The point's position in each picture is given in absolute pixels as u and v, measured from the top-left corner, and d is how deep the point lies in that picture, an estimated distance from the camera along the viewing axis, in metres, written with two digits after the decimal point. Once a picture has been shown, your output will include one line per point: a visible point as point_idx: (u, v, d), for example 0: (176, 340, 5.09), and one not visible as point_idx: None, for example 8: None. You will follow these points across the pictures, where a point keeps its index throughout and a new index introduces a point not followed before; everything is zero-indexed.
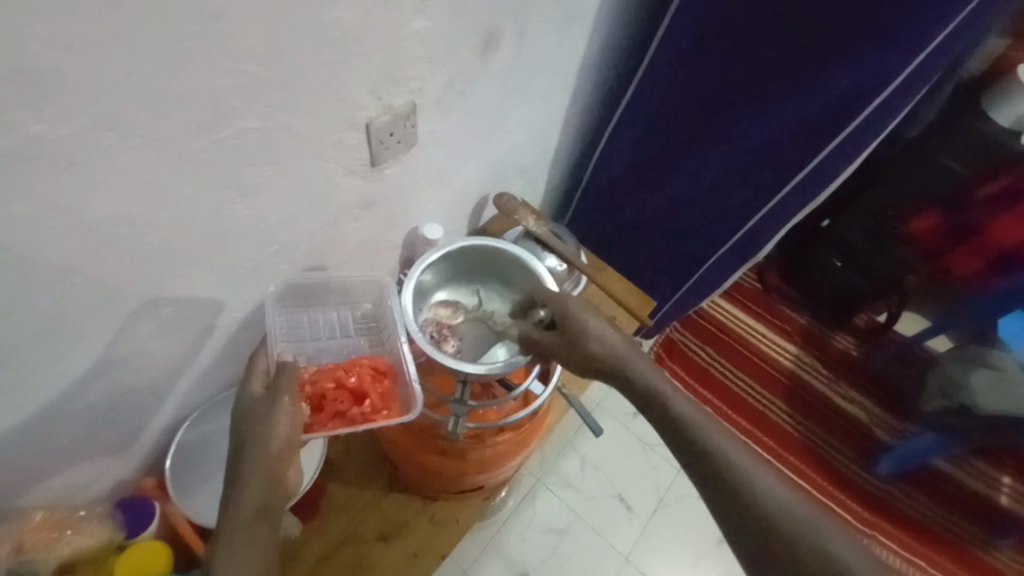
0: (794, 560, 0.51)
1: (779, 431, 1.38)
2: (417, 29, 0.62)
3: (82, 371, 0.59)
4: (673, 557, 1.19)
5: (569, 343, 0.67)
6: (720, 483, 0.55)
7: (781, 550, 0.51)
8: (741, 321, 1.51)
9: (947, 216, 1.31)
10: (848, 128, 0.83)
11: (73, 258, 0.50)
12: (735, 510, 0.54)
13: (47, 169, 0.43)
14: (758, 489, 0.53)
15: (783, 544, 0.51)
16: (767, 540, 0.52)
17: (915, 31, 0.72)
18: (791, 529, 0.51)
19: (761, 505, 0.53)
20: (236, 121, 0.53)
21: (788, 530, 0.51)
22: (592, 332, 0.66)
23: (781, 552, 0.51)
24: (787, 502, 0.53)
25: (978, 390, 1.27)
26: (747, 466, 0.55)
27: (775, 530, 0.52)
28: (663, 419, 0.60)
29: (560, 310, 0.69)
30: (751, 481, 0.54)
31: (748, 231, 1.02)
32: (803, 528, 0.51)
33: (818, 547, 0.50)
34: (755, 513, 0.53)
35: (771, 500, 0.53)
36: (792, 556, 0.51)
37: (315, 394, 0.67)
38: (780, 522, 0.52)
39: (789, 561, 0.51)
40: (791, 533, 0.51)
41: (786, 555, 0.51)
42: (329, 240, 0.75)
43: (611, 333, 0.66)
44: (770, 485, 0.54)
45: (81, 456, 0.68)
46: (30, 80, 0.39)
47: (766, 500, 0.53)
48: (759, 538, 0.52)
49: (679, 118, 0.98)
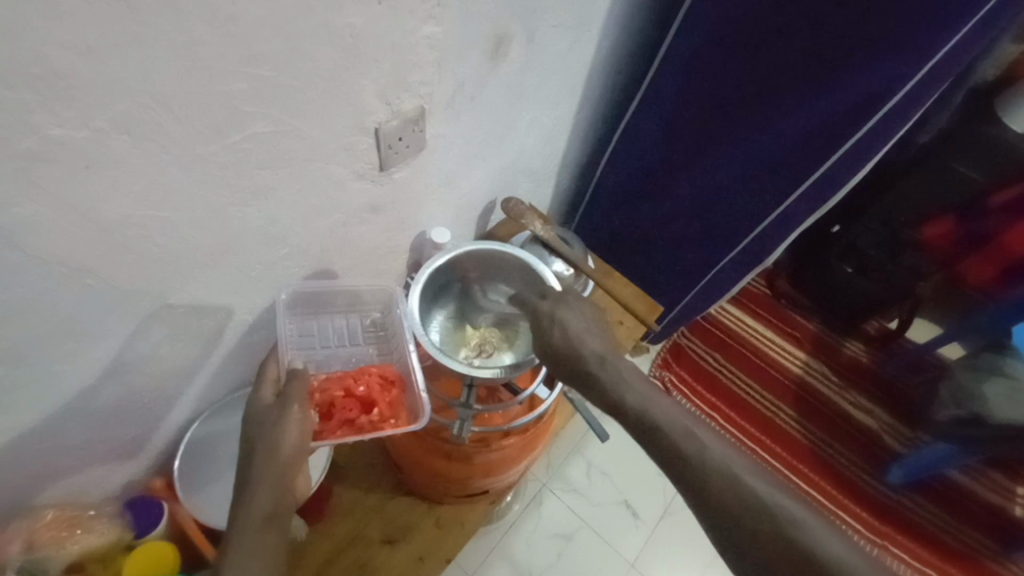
0: (756, 545, 0.49)
1: (790, 440, 1.36)
2: (427, 34, 0.63)
3: (95, 372, 0.60)
4: (681, 564, 1.18)
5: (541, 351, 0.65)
6: (677, 469, 0.53)
7: (741, 535, 0.49)
8: (750, 328, 1.50)
9: (962, 222, 1.29)
10: (859, 133, 0.82)
11: (87, 258, 0.50)
12: (693, 496, 0.52)
13: (65, 169, 0.44)
14: (715, 471, 0.52)
15: (746, 529, 0.49)
16: (726, 525, 0.50)
17: (929, 36, 0.71)
18: (748, 514, 0.49)
19: (716, 489, 0.51)
20: (249, 124, 0.53)
21: (744, 512, 0.50)
22: (556, 338, 0.64)
23: (741, 538, 0.49)
24: (745, 483, 0.51)
25: (990, 399, 1.22)
26: (700, 449, 0.53)
27: (732, 515, 0.50)
28: (616, 410, 0.58)
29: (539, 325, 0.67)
30: (708, 463, 0.52)
31: (758, 236, 1.02)
32: (769, 514, 0.49)
33: (777, 525, 0.49)
34: (715, 497, 0.51)
35: (724, 482, 0.51)
36: (755, 541, 0.49)
37: (323, 401, 0.67)
38: (737, 507, 0.50)
39: (752, 545, 0.49)
40: (747, 515, 0.50)
41: (748, 539, 0.49)
42: (338, 244, 0.76)
43: (576, 335, 0.64)
44: (724, 465, 0.52)
45: (94, 454, 0.69)
46: (51, 83, 0.40)
47: (721, 482, 0.51)
48: (720, 525, 0.50)
49: (689, 122, 0.97)
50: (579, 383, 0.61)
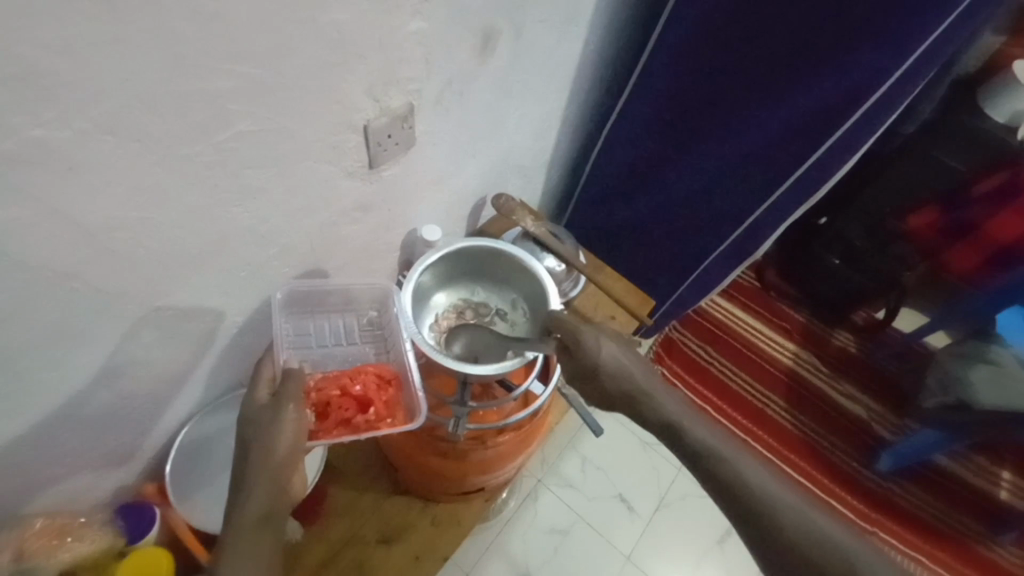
0: (810, 565, 0.53)
1: (780, 429, 1.38)
2: (414, 29, 0.62)
3: (82, 380, 0.59)
4: (675, 557, 1.18)
5: (584, 372, 0.70)
6: (737, 497, 0.57)
7: (798, 562, 0.54)
8: (739, 320, 1.51)
9: (945, 212, 1.33)
10: (844, 126, 0.83)
11: (73, 261, 0.49)
12: (750, 521, 0.56)
13: (50, 171, 0.43)
14: (774, 499, 0.56)
15: (806, 554, 0.54)
16: (780, 549, 0.55)
17: (912, 32, 0.71)
18: (808, 541, 0.54)
19: (776, 519, 0.55)
20: (234, 123, 0.52)
21: (802, 539, 0.54)
22: (603, 361, 0.68)
23: (796, 561, 0.54)
24: (803, 512, 0.55)
25: (975, 385, 1.24)
26: (759, 479, 0.57)
27: (793, 546, 0.54)
28: (672, 433, 0.63)
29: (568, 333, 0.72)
30: (767, 491, 0.56)
31: (747, 229, 1.02)
32: (827, 544, 0.54)
33: (830, 547, 0.54)
34: (774, 524, 0.55)
35: (785, 512, 0.55)
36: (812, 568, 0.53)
37: (319, 401, 0.67)
38: (795, 535, 0.54)
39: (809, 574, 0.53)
40: (806, 541, 0.54)
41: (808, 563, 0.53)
42: (327, 244, 0.75)
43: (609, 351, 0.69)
44: (777, 492, 0.56)
45: (80, 463, 0.68)
46: (31, 83, 0.39)
47: (776, 508, 0.56)
48: (773, 548, 0.55)
49: (677, 116, 0.97)
50: (625, 407, 0.67)
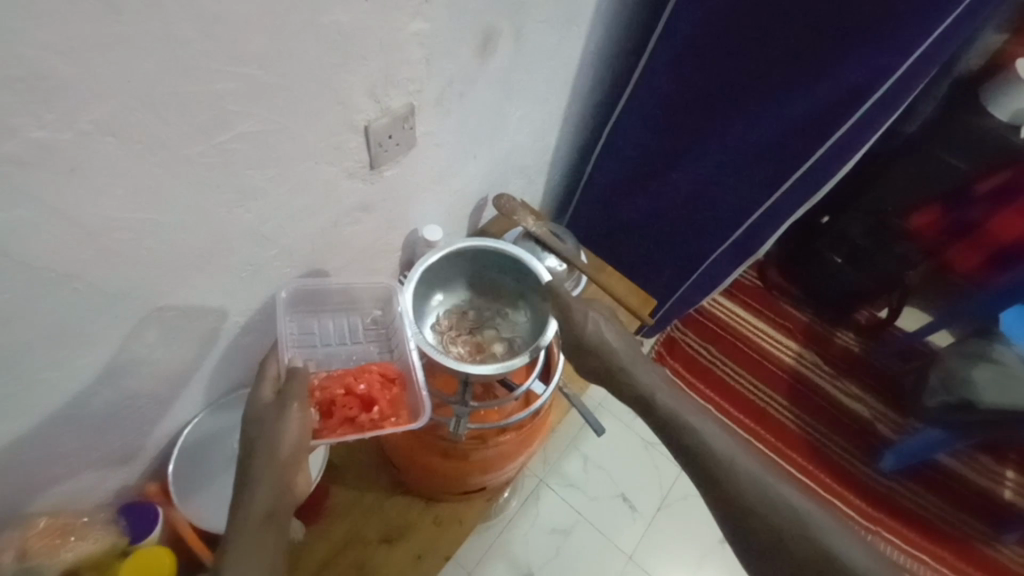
0: (768, 530, 0.53)
1: (781, 428, 1.38)
2: (416, 30, 0.62)
3: (85, 380, 0.59)
4: (678, 556, 1.18)
5: (574, 348, 0.73)
6: (701, 463, 0.58)
7: (756, 526, 0.54)
8: (741, 320, 1.51)
9: (947, 211, 1.32)
10: (846, 125, 0.83)
11: (76, 262, 0.49)
12: (712, 487, 0.57)
13: (53, 172, 0.43)
14: (734, 464, 0.57)
15: (763, 519, 0.54)
16: (739, 513, 0.55)
17: (913, 32, 0.72)
18: (766, 506, 0.54)
19: (736, 485, 0.56)
20: (236, 124, 0.53)
21: (760, 504, 0.54)
22: (588, 333, 0.72)
23: (755, 526, 0.54)
24: (763, 478, 0.56)
25: (981, 385, 1.22)
26: (723, 446, 0.58)
27: (751, 510, 0.54)
28: (644, 403, 0.65)
29: (559, 307, 0.75)
30: (729, 457, 0.57)
31: (749, 228, 1.02)
32: (783, 508, 0.54)
33: (787, 512, 0.54)
34: (733, 488, 0.56)
35: (745, 478, 0.56)
36: (769, 532, 0.53)
37: (324, 400, 0.67)
38: (753, 499, 0.55)
39: (771, 546, 0.53)
40: (763, 506, 0.54)
41: (764, 529, 0.54)
42: (329, 243, 0.75)
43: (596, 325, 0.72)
44: (740, 459, 0.57)
45: (83, 463, 0.68)
46: (35, 85, 0.39)
47: (737, 473, 0.56)
48: (734, 513, 0.55)
49: (678, 115, 0.97)
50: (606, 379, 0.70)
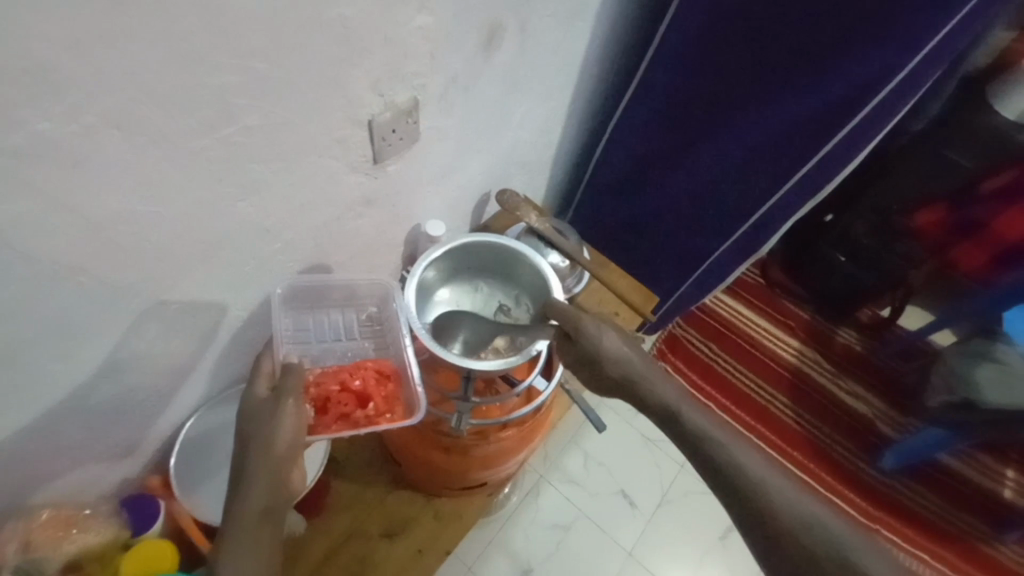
0: (804, 553, 0.53)
1: (783, 426, 1.37)
2: (420, 24, 0.62)
3: (88, 372, 0.59)
4: (678, 553, 1.19)
5: (583, 360, 0.69)
6: (731, 482, 0.57)
7: (791, 548, 0.54)
8: (744, 317, 1.51)
9: (953, 210, 1.30)
10: (852, 122, 0.82)
11: (81, 256, 0.50)
12: (743, 507, 0.56)
13: (57, 165, 0.43)
14: (767, 485, 0.56)
15: (799, 542, 0.54)
16: (773, 535, 0.55)
17: (922, 29, 0.71)
18: (802, 528, 0.54)
19: (768, 506, 0.55)
20: (240, 118, 0.52)
21: (795, 526, 0.54)
22: (603, 348, 0.67)
23: (790, 548, 0.54)
24: (796, 499, 0.55)
25: (981, 384, 1.22)
26: (754, 466, 0.57)
27: (786, 533, 0.54)
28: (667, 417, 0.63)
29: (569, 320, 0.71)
30: (761, 477, 0.57)
31: (752, 225, 1.02)
32: (820, 531, 0.54)
33: (823, 535, 0.54)
34: (767, 510, 0.55)
35: (779, 499, 0.55)
36: (805, 555, 0.53)
37: (319, 396, 0.67)
38: (788, 521, 0.54)
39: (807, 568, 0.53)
40: (799, 528, 0.54)
41: (799, 551, 0.53)
42: (332, 238, 0.75)
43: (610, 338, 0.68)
44: (771, 479, 0.57)
45: (87, 454, 0.68)
46: (39, 79, 0.39)
47: (770, 494, 0.56)
48: (767, 534, 0.55)
49: (683, 111, 0.97)
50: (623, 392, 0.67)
